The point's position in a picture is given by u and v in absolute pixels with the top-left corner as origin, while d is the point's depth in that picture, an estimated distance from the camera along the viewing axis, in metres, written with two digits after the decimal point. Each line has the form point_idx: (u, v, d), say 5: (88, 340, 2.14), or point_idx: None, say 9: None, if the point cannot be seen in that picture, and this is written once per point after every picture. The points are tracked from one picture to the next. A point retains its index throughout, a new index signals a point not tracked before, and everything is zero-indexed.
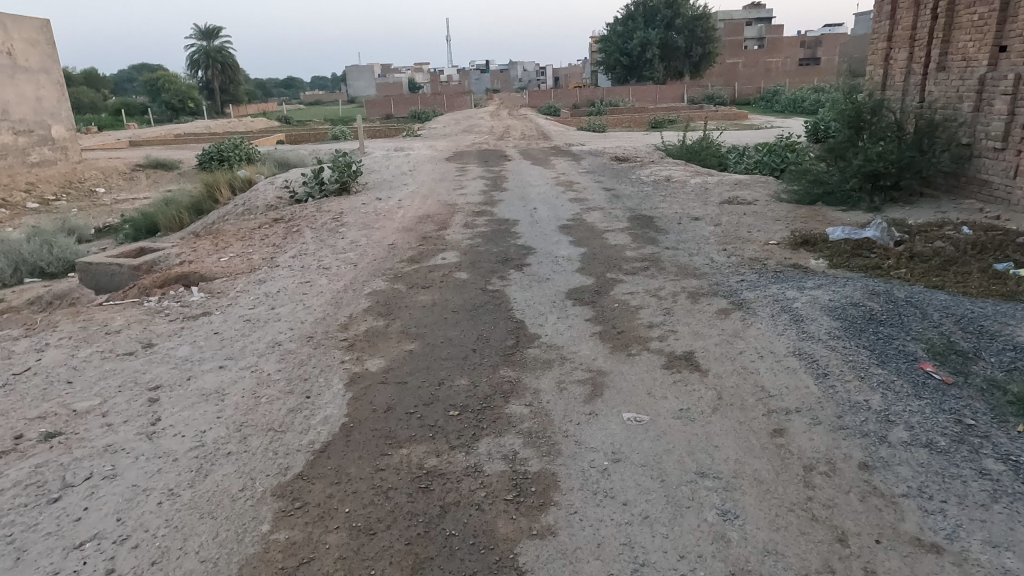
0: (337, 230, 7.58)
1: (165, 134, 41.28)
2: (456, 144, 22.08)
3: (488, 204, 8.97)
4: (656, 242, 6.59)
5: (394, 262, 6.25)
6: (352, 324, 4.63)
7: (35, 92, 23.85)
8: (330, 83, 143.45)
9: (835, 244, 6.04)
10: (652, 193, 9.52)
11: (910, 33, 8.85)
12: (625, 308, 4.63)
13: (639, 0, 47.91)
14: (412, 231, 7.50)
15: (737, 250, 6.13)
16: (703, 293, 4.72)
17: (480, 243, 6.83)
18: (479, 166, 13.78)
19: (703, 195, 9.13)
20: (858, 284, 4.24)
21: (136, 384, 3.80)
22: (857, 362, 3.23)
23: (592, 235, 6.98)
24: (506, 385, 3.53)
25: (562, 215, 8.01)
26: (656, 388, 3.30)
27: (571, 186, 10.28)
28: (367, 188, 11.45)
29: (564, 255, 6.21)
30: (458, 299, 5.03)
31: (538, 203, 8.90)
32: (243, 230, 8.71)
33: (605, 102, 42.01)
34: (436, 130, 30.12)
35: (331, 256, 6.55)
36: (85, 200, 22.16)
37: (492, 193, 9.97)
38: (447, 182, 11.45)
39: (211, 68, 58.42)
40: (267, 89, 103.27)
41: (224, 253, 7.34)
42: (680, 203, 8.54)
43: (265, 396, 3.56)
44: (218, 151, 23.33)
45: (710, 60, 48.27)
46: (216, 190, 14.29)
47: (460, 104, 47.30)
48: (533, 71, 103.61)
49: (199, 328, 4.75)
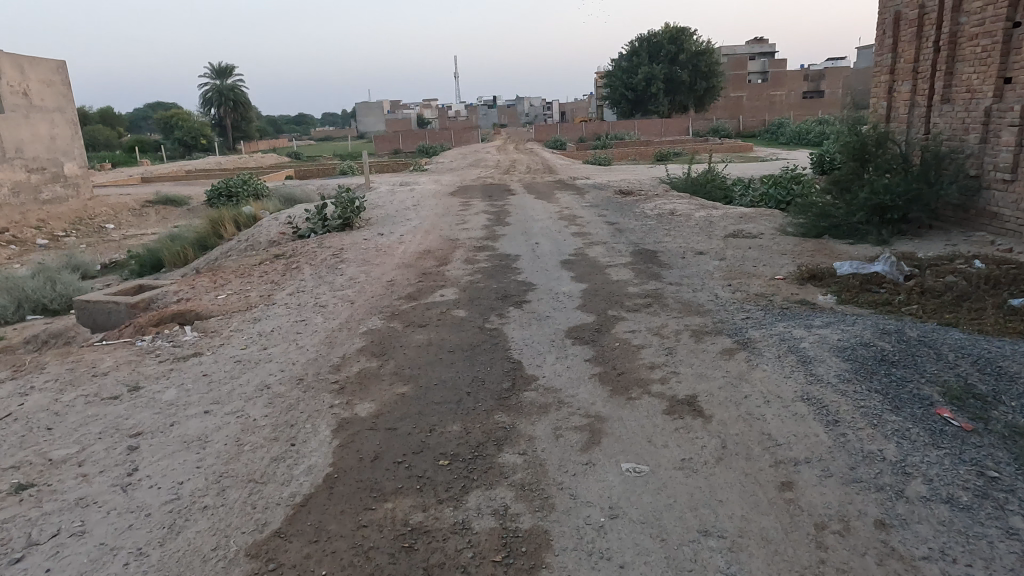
0: (337, 266, 7.51)
1: (177, 170, 41.96)
2: (462, 178, 22.26)
3: (490, 239, 8.91)
4: (659, 277, 6.47)
5: (392, 299, 6.15)
6: (344, 365, 4.49)
7: (49, 131, 24.33)
8: (340, 119, 146.21)
9: (843, 279, 5.89)
10: (656, 227, 9.42)
11: (912, 66, 8.83)
12: (626, 348, 4.47)
13: (643, 37, 48.74)
14: (413, 267, 7.42)
15: (743, 285, 5.99)
16: (707, 332, 4.56)
17: (480, 279, 6.73)
18: (483, 200, 13.80)
19: (707, 228, 9.03)
20: (867, 323, 4.07)
21: (117, 431, 3.66)
22: (869, 408, 3.05)
23: (594, 270, 6.86)
24: (500, 432, 3.37)
25: (564, 250, 7.92)
26: (656, 436, 3.12)
27: (574, 220, 10.21)
28: (370, 223, 11.47)
29: (565, 291, 6.09)
30: (455, 338, 4.90)
31: (540, 238, 8.82)
32: (244, 267, 8.66)
33: (611, 136, 42.40)
34: (443, 165, 30.43)
35: (329, 294, 6.46)
36: (94, 236, 22.38)
37: (495, 228, 9.92)
38: (450, 217, 11.43)
39: (224, 107, 59.69)
40: (278, 126, 105.45)
41: (222, 290, 7.27)
42: (684, 237, 8.44)
43: (249, 443, 3.42)
44: (227, 187, 23.54)
45: (714, 94, 48.82)
46: (221, 226, 14.35)
47: (466, 138, 47.90)
48: (539, 106, 105.12)
49: (188, 370, 4.62)
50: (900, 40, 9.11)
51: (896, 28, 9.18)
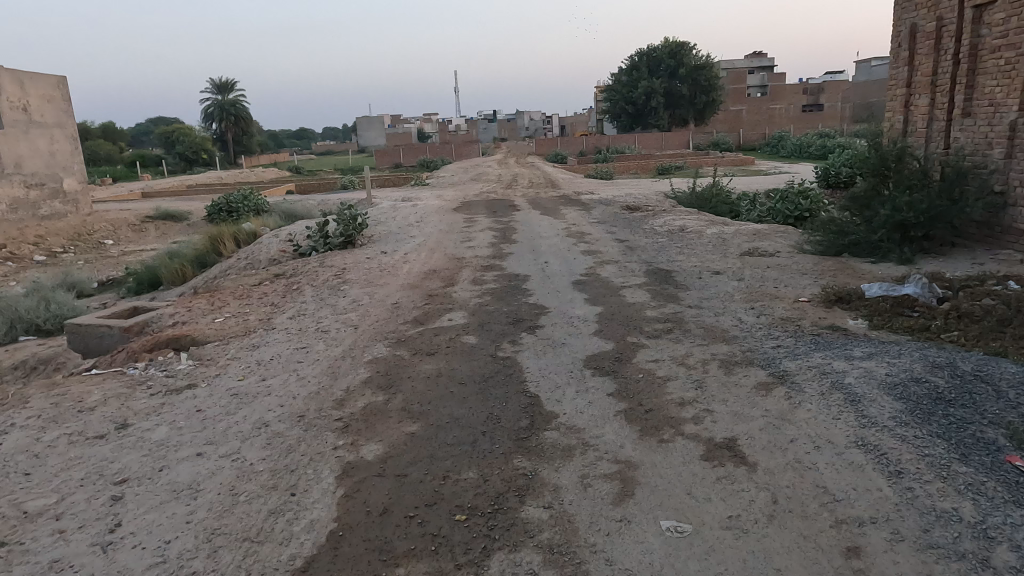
0: (339, 287, 7.22)
1: (178, 185, 41.90)
2: (464, 192, 22.09)
3: (497, 258, 8.64)
4: (678, 299, 6.18)
5: (397, 324, 5.85)
6: (348, 399, 4.18)
7: (48, 146, 24.17)
8: (341, 134, 146.79)
9: (872, 302, 5.59)
10: (668, 244, 9.15)
11: (930, 79, 8.59)
12: (651, 380, 4.17)
13: (643, 51, 48.89)
14: (418, 289, 7.13)
15: (766, 309, 5.69)
16: (737, 363, 4.26)
17: (489, 302, 6.44)
18: (488, 216, 13.56)
19: (721, 246, 8.76)
20: (914, 355, 3.76)
21: (100, 477, 3.35)
22: (934, 457, 2.74)
23: (608, 292, 6.57)
24: (522, 480, 3.06)
25: (575, 270, 7.64)
26: (697, 487, 2.81)
27: (583, 238, 9.95)
28: (372, 240, 11.21)
29: (580, 315, 5.79)
30: (466, 369, 4.59)
31: (549, 257, 8.55)
32: (243, 287, 8.39)
33: (613, 149, 42.36)
34: (445, 179, 30.27)
35: (331, 318, 6.16)
36: (92, 252, 22.13)
37: (501, 245, 9.65)
38: (455, 233, 11.19)
39: (225, 121, 59.82)
40: (279, 140, 105.86)
41: (219, 313, 6.99)
42: (699, 256, 8.16)
43: (244, 493, 3.10)
44: (227, 202, 23.33)
45: (714, 108, 48.87)
46: (220, 242, 14.08)
47: (467, 152, 47.87)
48: (539, 120, 105.50)
49: (181, 404, 4.31)
50: (917, 54, 8.89)
51: (912, 41, 8.97)
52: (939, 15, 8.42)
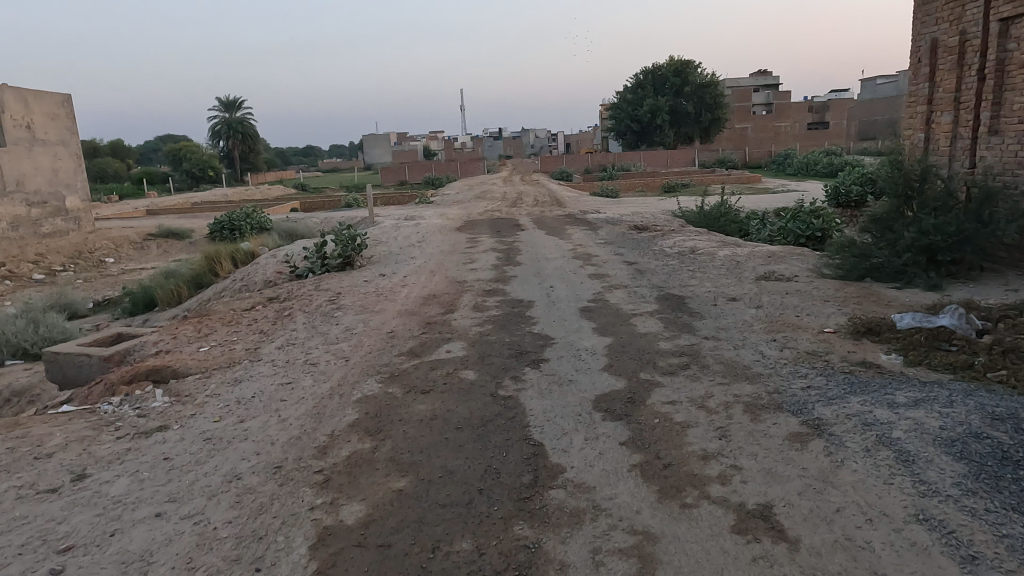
0: (333, 314, 6.83)
1: (183, 202, 41.90)
2: (469, 210, 21.82)
3: (500, 281, 8.26)
4: (693, 329, 5.77)
5: (392, 355, 5.45)
6: (332, 447, 3.77)
7: (51, 164, 24.05)
8: (348, 151, 147.91)
9: (905, 334, 5.16)
10: (679, 267, 8.75)
11: (954, 96, 8.22)
12: (668, 427, 3.74)
13: (648, 70, 48.94)
14: (416, 315, 6.74)
15: (790, 341, 5.27)
16: (764, 407, 3.83)
17: (491, 331, 6.05)
18: (491, 235, 13.23)
19: (735, 269, 8.36)
20: (968, 404, 3.32)
21: (42, 544, 2.94)
22: (1013, 537, 2.31)
23: (618, 320, 6.16)
24: (523, 555, 2.63)
25: (582, 295, 7.24)
26: (729, 570, 2.38)
27: (590, 259, 9.57)
28: (372, 261, 10.86)
29: (588, 347, 5.38)
30: (464, 410, 4.18)
31: (554, 280, 8.17)
32: (234, 312, 8.01)
33: (618, 167, 42.18)
34: (449, 197, 30.07)
35: (322, 348, 5.77)
36: (92, 271, 21.89)
37: (505, 267, 9.28)
38: (457, 254, 10.83)
39: (232, 139, 60.08)
40: (286, 157, 106.60)
41: (205, 341, 6.60)
42: (713, 280, 7.75)
43: (202, 567, 2.69)
44: (229, 220, 23.12)
45: (719, 126, 48.73)
46: (217, 262, 13.76)
47: (472, 170, 47.83)
48: (544, 138, 105.82)
49: (149, 450, 3.91)
50: (939, 69, 8.53)
51: (933, 57, 8.61)
52: (962, 28, 8.07)
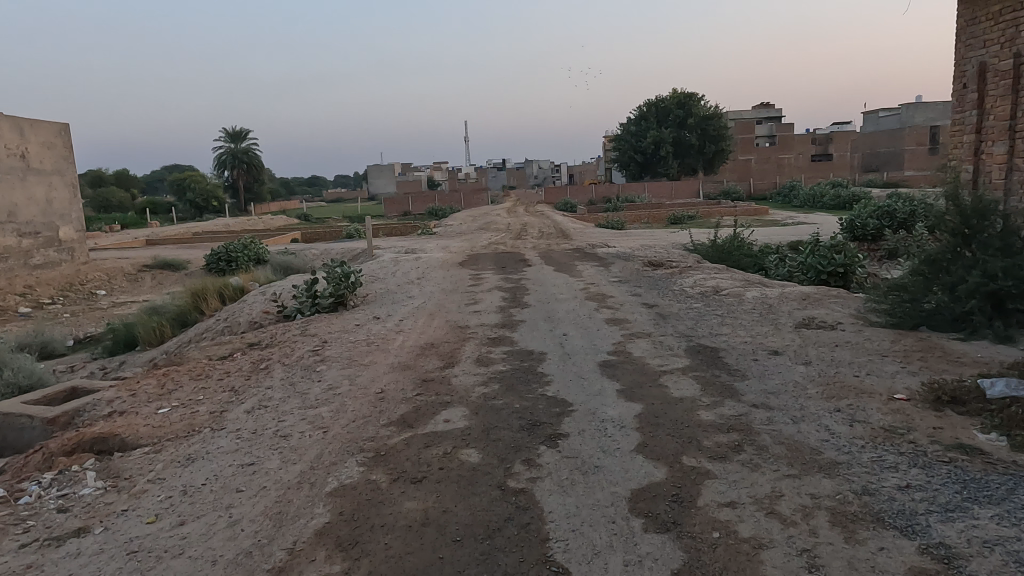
0: (315, 368, 5.95)
1: (184, 232, 41.36)
2: (473, 242, 21.12)
3: (507, 327, 7.42)
4: (737, 394, 4.87)
5: (379, 425, 4.56)
6: (292, 569, 2.86)
7: (46, 194, 23.50)
8: (353, 181, 149.09)
9: (1000, 405, 4.27)
10: (705, 311, 7.90)
11: (1009, 124, 7.46)
12: (735, 547, 2.83)
13: (652, 102, 48.89)
14: (411, 370, 5.87)
15: (859, 412, 4.37)
16: (859, 519, 2.92)
17: (497, 392, 5.17)
18: (496, 271, 12.47)
19: (770, 315, 7.50)
20: None
21: None
22: None
23: (646, 380, 5.28)
24: None
25: (601, 345, 6.39)
26: None
27: (604, 301, 8.75)
28: (367, 300, 10.05)
29: (615, 417, 4.48)
30: (465, 513, 3.27)
31: (567, 327, 7.30)
32: (209, 361, 7.14)
33: (623, 198, 41.65)
34: (452, 228, 29.49)
35: (298, 414, 4.89)
36: (82, 304, 21.12)
37: (511, 309, 8.44)
38: (459, 293, 10.01)
39: (237, 169, 59.99)
40: (290, 188, 107.08)
41: (167, 400, 5.70)
42: (748, 329, 6.86)
43: None
44: (226, 252, 22.43)
45: (724, 158, 48.44)
46: (204, 299, 12.95)
47: (476, 201, 47.44)
48: (546, 169, 106.11)
49: (53, 570, 3.00)
50: (989, 95, 7.78)
51: (981, 82, 7.88)
52: (1016, 51, 7.36)
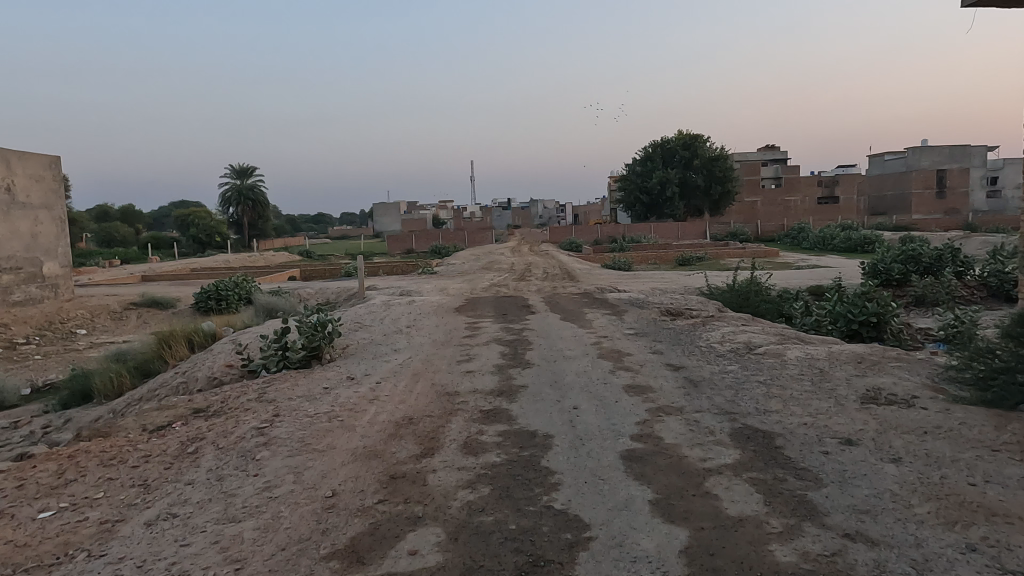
0: (255, 454, 4.62)
1: (181, 268, 40.38)
2: (473, 284, 19.93)
3: (505, 395, 6.11)
4: (818, 513, 3.52)
5: (317, 560, 3.21)
6: None
7: (31, 228, 22.51)
8: (359, 219, 149.80)
9: None
10: (744, 376, 6.58)
11: None
12: None
13: (658, 143, 48.36)
14: (379, 460, 4.54)
15: (1007, 555, 3.02)
16: None
17: (488, 500, 3.84)
18: (496, 318, 11.22)
19: (825, 384, 6.18)
20: None
21: None
22: None
23: (687, 485, 3.93)
24: None
25: (623, 427, 5.06)
26: None
27: (621, 360, 7.45)
28: (346, 352, 8.77)
29: (653, 554, 3.12)
30: None
31: (577, 396, 5.96)
32: (138, 434, 5.81)
33: (630, 238, 40.62)
34: (454, 267, 28.42)
35: (211, 534, 3.54)
36: (58, 345, 19.85)
37: (510, 369, 7.14)
38: (452, 346, 8.73)
39: (242, 206, 59.57)
40: (296, 226, 107.11)
41: (56, 497, 4.35)
42: (803, 404, 5.52)
43: None
44: (215, 290, 21.30)
45: (730, 199, 47.63)
46: (171, 344, 11.67)
47: (480, 239, 46.55)
48: (552, 209, 105.83)
49: None
50: None
51: None
52: None
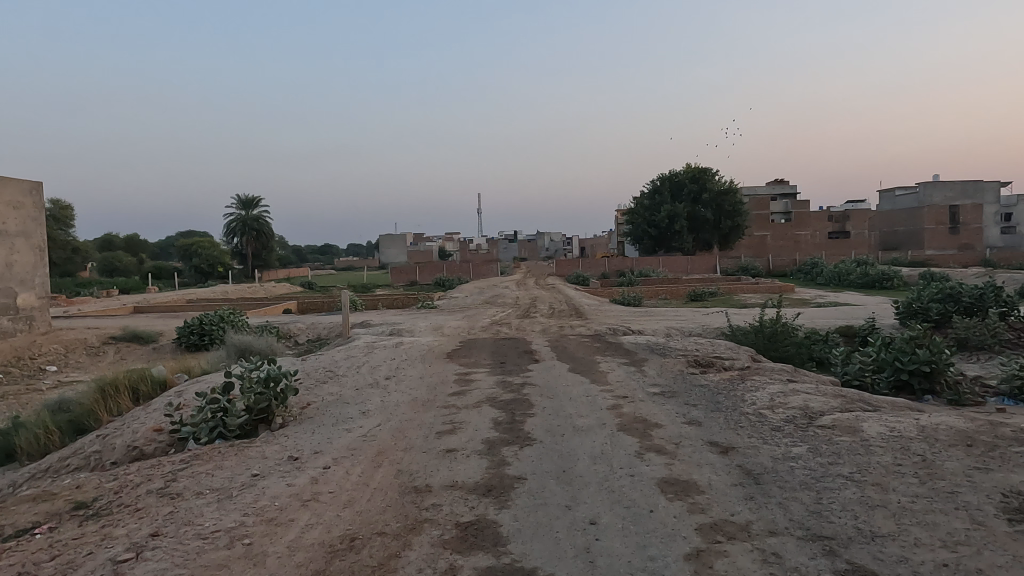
0: None
1: (177, 299, 39.00)
2: (472, 321, 18.27)
3: (495, 495, 4.37)
4: None
5: None
6: None
7: (5, 258, 20.98)
8: (365, 251, 149.75)
9: None
10: (821, 467, 4.82)
11: None
12: None
13: (666, 176, 47.04)
14: None
15: None
16: None
17: None
18: (492, 368, 9.50)
19: (940, 483, 4.40)
20: None
21: None
22: None
23: None
24: None
25: (669, 566, 3.32)
26: None
27: (650, 435, 5.69)
28: (302, 415, 7.06)
29: None
30: None
31: (596, 501, 4.23)
32: None
33: (638, 272, 39.01)
34: (455, 301, 26.85)
35: None
36: (21, 385, 18.16)
37: (505, 448, 5.40)
38: (434, 408, 7.00)
39: (246, 236, 58.52)
40: (301, 255, 106.45)
41: None
42: (927, 526, 3.76)
43: None
44: (199, 325, 19.69)
45: (740, 234, 46.12)
46: (113, 394, 10.01)
47: (485, 272, 45.09)
48: (557, 242, 104.71)
49: None
50: None
51: None
52: None
